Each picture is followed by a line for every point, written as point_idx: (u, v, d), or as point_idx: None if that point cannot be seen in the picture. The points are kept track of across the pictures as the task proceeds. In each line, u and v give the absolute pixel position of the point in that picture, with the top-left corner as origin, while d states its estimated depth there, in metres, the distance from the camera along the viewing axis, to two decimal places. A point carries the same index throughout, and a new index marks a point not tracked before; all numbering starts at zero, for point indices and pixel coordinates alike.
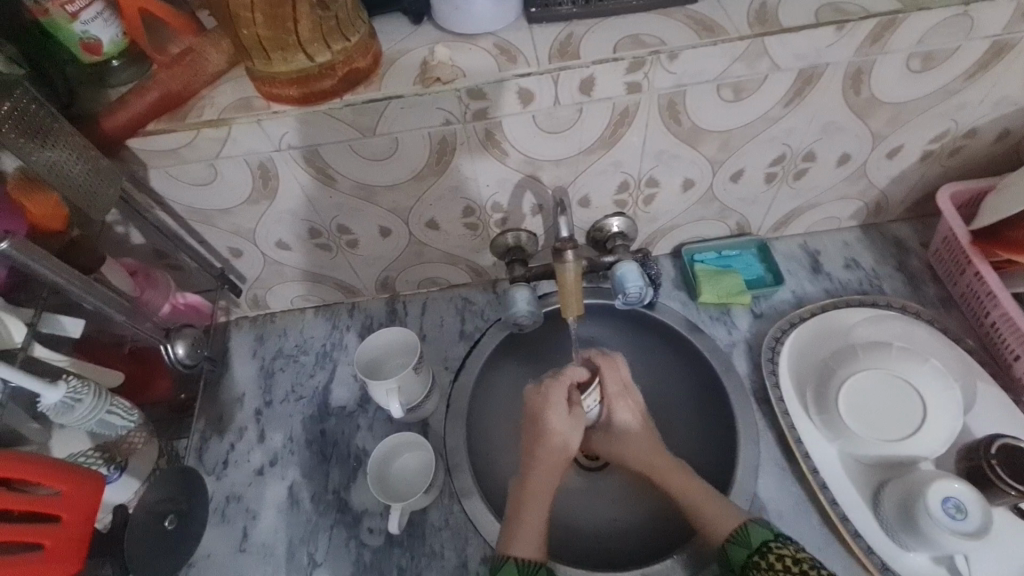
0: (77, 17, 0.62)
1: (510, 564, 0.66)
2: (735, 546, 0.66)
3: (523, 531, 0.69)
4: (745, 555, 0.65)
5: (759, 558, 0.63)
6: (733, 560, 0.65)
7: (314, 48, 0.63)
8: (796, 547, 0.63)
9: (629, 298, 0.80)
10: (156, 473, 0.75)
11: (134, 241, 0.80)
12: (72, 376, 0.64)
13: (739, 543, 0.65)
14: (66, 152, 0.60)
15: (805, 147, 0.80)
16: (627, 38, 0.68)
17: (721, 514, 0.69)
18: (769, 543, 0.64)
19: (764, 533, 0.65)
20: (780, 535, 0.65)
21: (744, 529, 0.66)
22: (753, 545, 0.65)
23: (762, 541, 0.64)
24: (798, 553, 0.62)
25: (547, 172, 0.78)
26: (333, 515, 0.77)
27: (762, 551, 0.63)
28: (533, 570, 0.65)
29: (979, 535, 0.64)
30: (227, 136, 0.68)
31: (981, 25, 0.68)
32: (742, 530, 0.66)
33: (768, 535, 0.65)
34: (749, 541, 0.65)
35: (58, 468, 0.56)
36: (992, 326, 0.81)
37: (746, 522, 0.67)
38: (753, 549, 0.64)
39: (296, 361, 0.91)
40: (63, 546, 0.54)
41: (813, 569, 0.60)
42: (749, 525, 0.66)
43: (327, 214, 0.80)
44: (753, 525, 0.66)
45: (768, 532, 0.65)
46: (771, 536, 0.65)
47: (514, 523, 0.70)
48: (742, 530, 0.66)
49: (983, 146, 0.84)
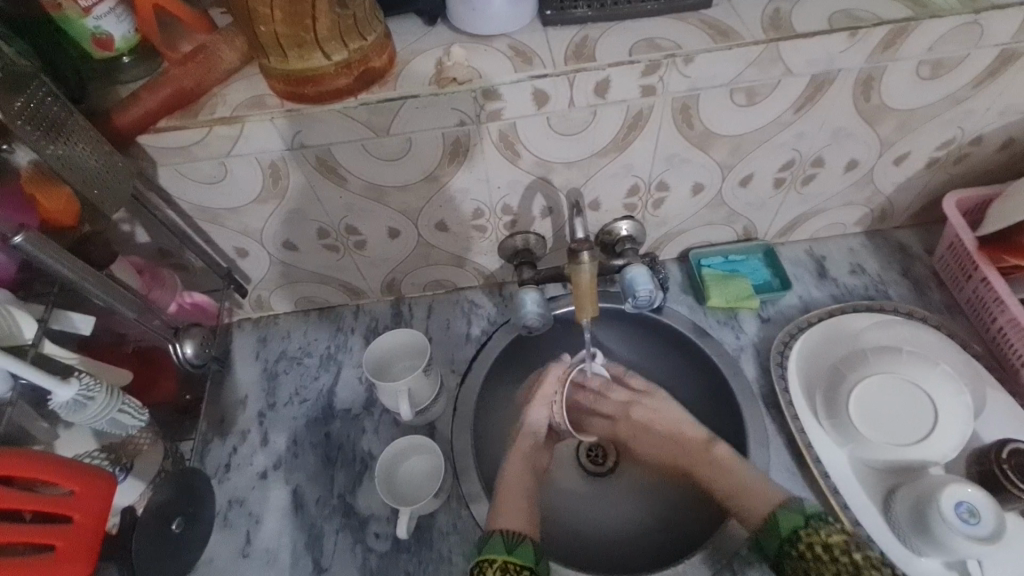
0: (89, 12, 0.61)
1: (496, 537, 0.66)
2: (766, 534, 0.65)
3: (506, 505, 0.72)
4: (776, 543, 0.64)
5: (790, 547, 0.63)
6: (768, 546, 0.65)
7: (331, 46, 0.63)
8: (831, 530, 0.62)
9: (639, 302, 0.80)
10: (162, 475, 0.72)
11: (139, 240, 0.80)
12: (84, 374, 0.63)
13: (768, 531, 0.65)
14: (80, 147, 0.59)
15: (815, 153, 0.81)
16: (643, 41, 0.68)
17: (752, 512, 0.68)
18: (800, 530, 0.63)
19: (792, 520, 0.64)
20: (811, 518, 0.64)
21: (774, 516, 0.65)
22: (783, 532, 0.64)
23: (792, 530, 0.63)
24: (831, 538, 0.61)
25: (559, 175, 0.78)
26: (339, 520, 0.76)
27: (792, 540, 0.63)
28: (517, 542, 0.66)
29: (992, 540, 0.64)
30: (239, 134, 0.67)
31: (991, 33, 0.69)
32: (771, 517, 0.65)
33: (798, 520, 0.64)
34: (779, 528, 0.64)
35: (70, 468, 0.55)
36: (998, 332, 0.81)
37: (777, 508, 0.66)
38: (783, 538, 0.63)
39: (300, 362, 0.90)
40: (75, 547, 0.53)
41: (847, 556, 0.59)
42: (777, 512, 0.65)
43: (337, 214, 0.79)
44: (780, 511, 0.65)
45: (798, 517, 0.64)
46: (804, 521, 0.64)
47: (501, 506, 0.72)
48: (771, 517, 0.65)
49: (988, 154, 0.85)
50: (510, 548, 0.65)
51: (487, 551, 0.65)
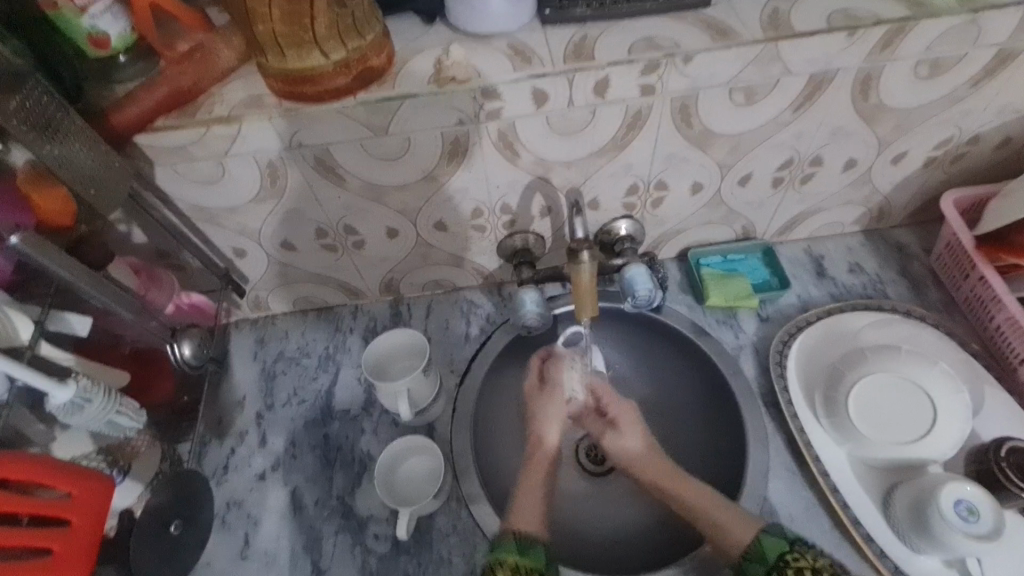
0: (86, 11, 0.61)
1: (510, 539, 0.66)
2: (750, 562, 0.64)
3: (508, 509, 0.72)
4: (763, 571, 0.63)
5: (778, 574, 0.62)
6: None
7: (329, 45, 0.63)
8: (815, 554, 0.62)
9: (638, 301, 0.80)
10: (160, 477, 0.71)
11: (136, 240, 0.79)
12: (81, 376, 0.62)
13: (754, 559, 0.64)
14: (76, 146, 0.59)
15: (813, 152, 0.81)
16: (642, 40, 0.68)
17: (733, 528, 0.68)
18: (786, 555, 0.62)
19: (778, 545, 0.63)
20: (795, 543, 0.63)
21: (758, 543, 0.64)
22: (769, 560, 0.63)
23: (778, 555, 0.62)
24: (817, 562, 0.60)
25: (558, 174, 0.78)
26: (338, 521, 0.76)
27: (780, 567, 0.62)
28: (530, 544, 0.65)
29: (992, 538, 0.64)
30: (237, 133, 0.67)
31: (988, 33, 0.70)
32: (756, 544, 0.64)
33: (783, 546, 0.63)
34: (765, 555, 0.63)
35: (66, 471, 0.54)
36: (996, 331, 0.82)
37: (760, 535, 0.65)
38: (770, 564, 0.63)
39: (298, 363, 0.90)
40: (71, 550, 0.52)
41: None
42: (761, 538, 0.65)
43: (334, 214, 0.79)
44: (765, 537, 0.64)
45: (783, 542, 0.64)
46: (788, 546, 0.63)
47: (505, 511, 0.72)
48: (755, 544, 0.64)
49: (986, 153, 0.85)
50: (521, 551, 0.64)
51: (499, 552, 0.65)
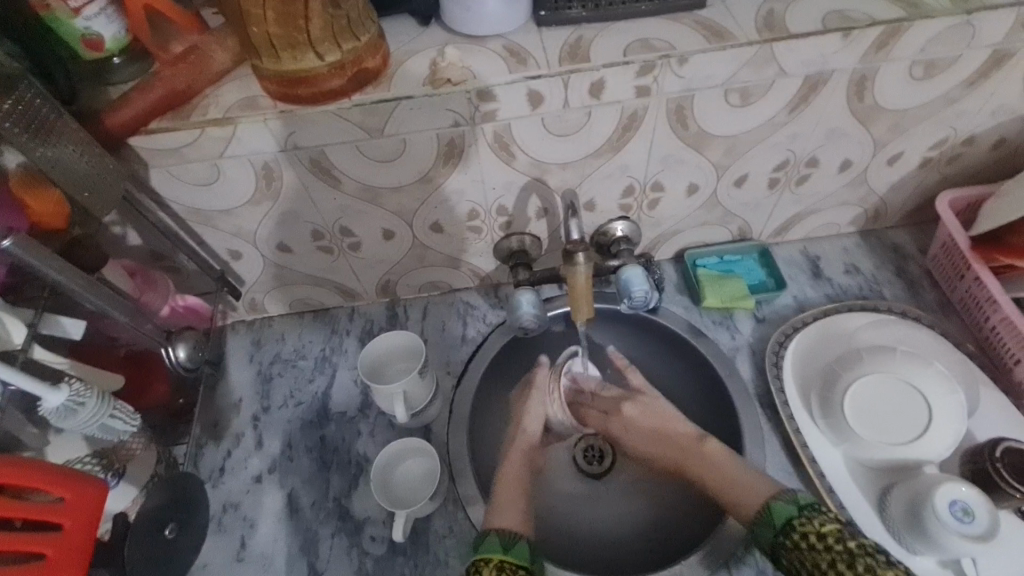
0: (79, 13, 0.61)
1: (492, 538, 0.66)
2: (761, 527, 0.64)
3: (506, 512, 0.71)
4: (772, 534, 0.63)
5: (785, 537, 0.62)
6: (761, 540, 0.64)
7: (324, 46, 0.62)
8: (823, 518, 0.61)
9: (634, 302, 0.79)
10: (154, 480, 0.72)
11: (131, 242, 0.79)
12: (74, 380, 0.62)
13: (764, 523, 0.64)
14: (70, 148, 0.58)
15: (808, 153, 0.81)
16: (637, 41, 0.68)
17: (749, 494, 0.68)
18: (794, 520, 0.62)
19: (786, 510, 0.63)
20: (805, 507, 0.63)
21: (767, 508, 0.65)
22: (777, 524, 0.63)
23: (786, 521, 0.62)
24: (823, 527, 0.60)
25: (554, 176, 0.78)
26: (334, 524, 0.76)
27: (787, 531, 0.62)
28: (512, 541, 0.65)
29: (986, 538, 0.64)
30: (232, 135, 0.67)
31: (982, 34, 0.70)
32: (766, 509, 0.65)
33: (791, 512, 0.63)
34: (774, 520, 0.63)
35: (59, 474, 0.54)
36: (992, 331, 0.82)
37: (770, 500, 0.65)
38: (778, 529, 0.63)
39: (295, 365, 0.90)
40: (64, 555, 0.52)
41: (841, 540, 0.58)
42: (770, 503, 0.65)
43: (330, 216, 0.79)
44: (773, 502, 0.64)
45: (791, 507, 0.63)
46: (796, 511, 0.63)
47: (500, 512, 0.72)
48: (765, 510, 0.65)
49: (981, 154, 0.85)
50: (505, 547, 0.65)
51: (484, 551, 0.64)
